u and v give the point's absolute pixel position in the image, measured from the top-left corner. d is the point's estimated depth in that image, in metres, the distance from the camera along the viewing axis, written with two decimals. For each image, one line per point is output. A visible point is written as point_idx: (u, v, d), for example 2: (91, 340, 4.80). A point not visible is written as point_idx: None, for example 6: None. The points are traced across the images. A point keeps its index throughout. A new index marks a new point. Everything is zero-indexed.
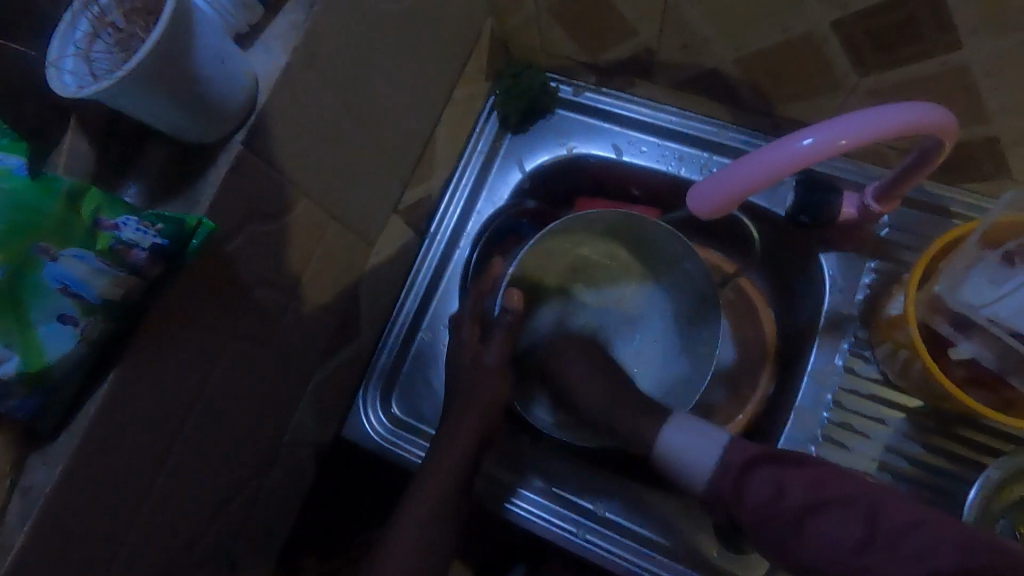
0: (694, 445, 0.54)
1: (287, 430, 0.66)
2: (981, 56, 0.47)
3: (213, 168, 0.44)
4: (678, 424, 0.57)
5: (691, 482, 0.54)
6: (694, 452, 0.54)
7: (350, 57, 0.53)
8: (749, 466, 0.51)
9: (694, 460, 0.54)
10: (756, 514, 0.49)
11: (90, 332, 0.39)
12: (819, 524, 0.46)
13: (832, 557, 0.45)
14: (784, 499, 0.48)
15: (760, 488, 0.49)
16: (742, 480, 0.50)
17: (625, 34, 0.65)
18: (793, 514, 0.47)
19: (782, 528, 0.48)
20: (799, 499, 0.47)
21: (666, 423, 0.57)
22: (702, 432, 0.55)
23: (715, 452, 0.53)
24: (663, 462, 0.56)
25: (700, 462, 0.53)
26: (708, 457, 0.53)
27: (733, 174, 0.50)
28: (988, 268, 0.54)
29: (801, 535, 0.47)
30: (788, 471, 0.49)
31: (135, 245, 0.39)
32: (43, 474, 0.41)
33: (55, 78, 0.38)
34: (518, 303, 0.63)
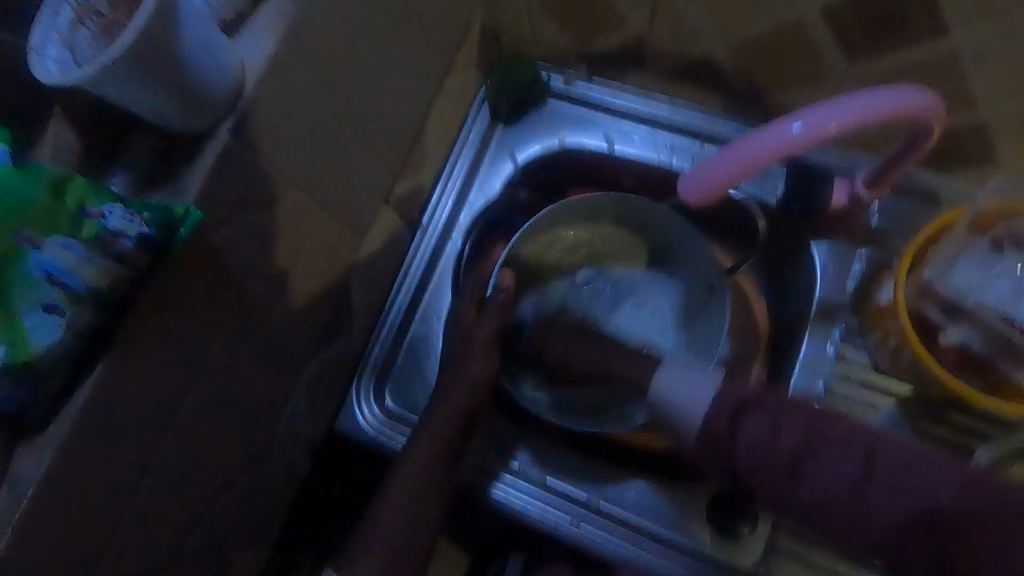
0: (687, 383, 0.46)
1: (280, 422, 0.66)
2: (968, 42, 0.47)
3: (201, 158, 0.44)
4: (672, 365, 0.48)
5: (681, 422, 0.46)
6: (686, 389, 0.46)
7: (341, 47, 0.53)
8: (739, 413, 0.45)
9: (686, 395, 0.46)
10: (755, 465, 0.44)
11: (76, 321, 0.39)
12: (815, 466, 0.42)
13: (824, 495, 0.42)
14: (773, 444, 0.43)
15: (757, 433, 0.44)
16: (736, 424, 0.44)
17: (616, 23, 0.65)
18: (788, 460, 0.42)
19: (769, 472, 0.43)
20: (789, 441, 0.43)
21: (658, 371, 0.49)
22: (692, 373, 0.47)
23: (706, 387, 0.46)
24: (660, 407, 0.48)
25: (687, 398, 0.46)
26: (700, 392, 0.46)
27: (724, 159, 0.50)
28: (977, 254, 0.55)
29: (797, 479, 0.42)
30: (775, 412, 0.44)
31: (121, 234, 0.39)
32: (29, 468, 0.40)
33: (39, 66, 0.37)
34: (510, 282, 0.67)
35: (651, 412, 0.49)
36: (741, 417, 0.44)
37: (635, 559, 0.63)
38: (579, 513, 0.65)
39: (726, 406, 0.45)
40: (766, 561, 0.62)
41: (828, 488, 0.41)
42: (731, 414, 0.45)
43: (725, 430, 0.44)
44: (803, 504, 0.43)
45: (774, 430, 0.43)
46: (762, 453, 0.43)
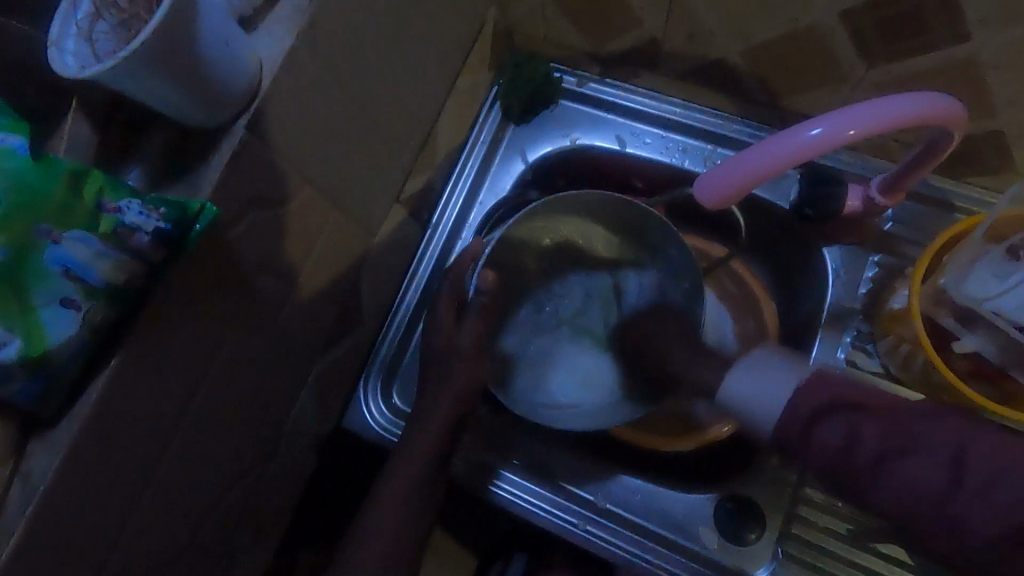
0: (765, 384, 0.45)
1: (288, 419, 0.66)
2: (989, 48, 0.47)
3: (215, 154, 0.44)
4: (744, 366, 0.47)
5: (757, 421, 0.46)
6: (763, 388, 0.45)
7: (354, 44, 0.53)
8: (819, 416, 0.43)
9: (765, 398, 0.45)
10: (838, 473, 0.43)
11: (92, 316, 0.39)
12: (897, 467, 0.41)
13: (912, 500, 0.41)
14: (856, 451, 0.42)
15: (834, 432, 0.43)
16: (812, 426, 0.43)
17: (630, 24, 0.65)
18: (869, 463, 0.42)
19: (857, 473, 0.42)
20: (872, 445, 0.42)
21: (730, 373, 0.48)
22: (772, 377, 0.45)
23: (791, 385, 0.45)
24: (728, 404, 0.48)
25: (769, 404, 0.45)
26: (780, 394, 0.45)
27: (741, 163, 0.49)
28: (992, 261, 0.54)
29: (875, 483, 0.42)
30: (862, 413, 0.43)
31: (137, 229, 0.39)
32: (42, 462, 0.40)
33: (57, 59, 0.37)
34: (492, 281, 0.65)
35: (718, 407, 0.49)
36: (821, 414, 0.43)
37: (644, 563, 0.63)
38: (586, 516, 0.64)
39: (803, 408, 0.44)
40: (773, 566, 0.62)
41: (903, 494, 0.41)
42: (810, 413, 0.43)
43: (799, 431, 0.43)
44: (883, 511, 0.43)
45: (856, 436, 0.42)
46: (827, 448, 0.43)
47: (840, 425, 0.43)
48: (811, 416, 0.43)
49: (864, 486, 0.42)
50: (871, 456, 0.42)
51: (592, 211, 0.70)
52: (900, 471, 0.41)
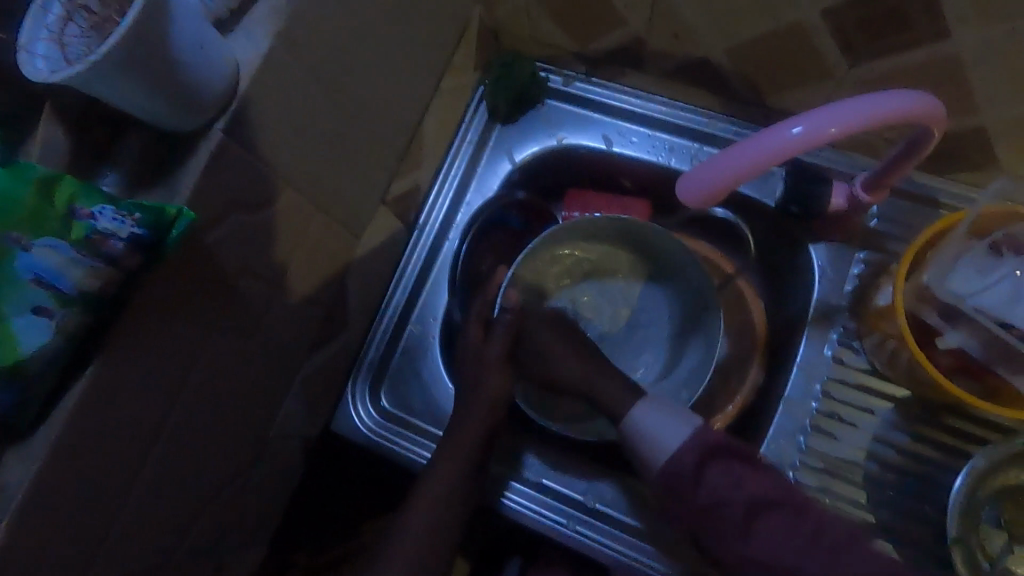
0: (659, 425, 0.55)
1: (275, 424, 0.66)
2: (970, 45, 0.47)
3: (193, 157, 0.43)
4: (644, 407, 0.57)
5: (653, 455, 0.55)
6: (661, 428, 0.55)
7: (335, 46, 0.52)
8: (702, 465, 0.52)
9: (658, 438, 0.55)
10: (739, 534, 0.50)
11: (66, 324, 0.38)
12: (763, 523, 0.49)
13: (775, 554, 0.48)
14: (728, 505, 0.51)
15: (717, 485, 0.51)
16: (700, 472, 0.52)
17: (614, 23, 0.64)
18: (738, 518, 0.50)
19: (730, 522, 0.51)
20: (745, 496, 0.50)
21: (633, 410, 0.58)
22: (665, 423, 0.55)
23: (677, 431, 0.55)
24: (631, 435, 0.57)
25: (660, 442, 0.54)
26: (674, 436, 0.54)
27: (725, 160, 0.49)
28: (975, 258, 0.55)
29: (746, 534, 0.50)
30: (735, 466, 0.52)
31: (111, 235, 0.38)
32: (18, 472, 0.40)
33: (27, 63, 0.37)
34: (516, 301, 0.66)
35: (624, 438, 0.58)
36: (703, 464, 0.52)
37: (633, 563, 0.62)
38: (575, 515, 0.65)
39: (689, 452, 0.53)
40: None
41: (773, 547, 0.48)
42: (695, 460, 0.53)
43: (689, 475, 0.52)
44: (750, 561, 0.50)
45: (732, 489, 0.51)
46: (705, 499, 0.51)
47: (719, 478, 0.52)
48: (699, 467, 0.52)
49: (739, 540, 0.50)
50: (741, 510, 0.50)
51: (614, 236, 0.73)
52: (761, 529, 0.49)
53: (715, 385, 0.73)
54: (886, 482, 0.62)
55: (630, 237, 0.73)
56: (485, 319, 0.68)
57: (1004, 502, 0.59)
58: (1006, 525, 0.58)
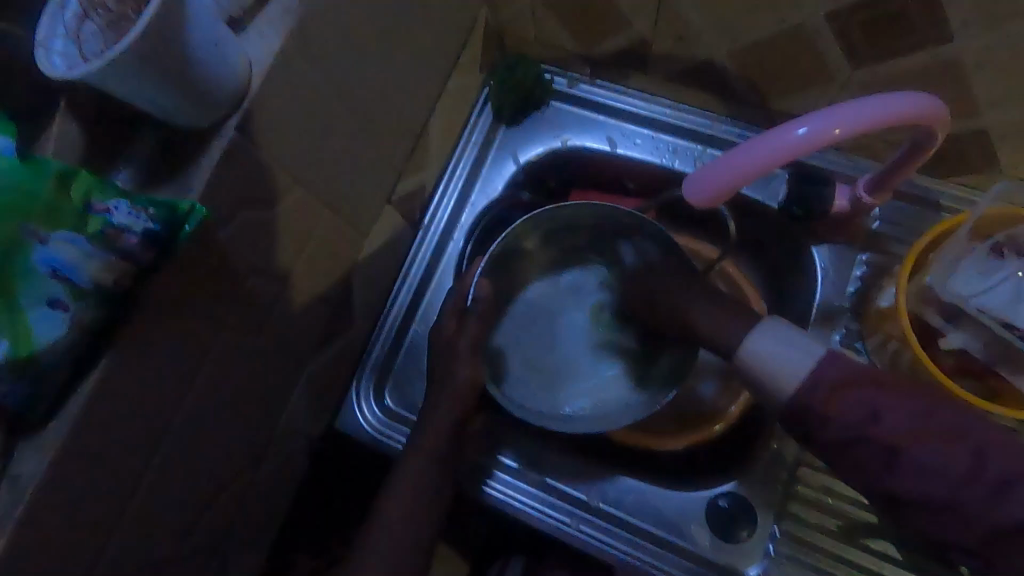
0: (785, 346, 0.49)
1: (280, 421, 0.66)
2: (973, 49, 0.48)
3: (206, 154, 0.44)
4: (772, 330, 0.50)
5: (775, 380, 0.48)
6: (784, 354, 0.48)
7: (345, 45, 0.53)
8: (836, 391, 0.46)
9: (788, 358, 0.48)
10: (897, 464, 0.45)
11: (80, 318, 0.39)
12: (917, 454, 0.44)
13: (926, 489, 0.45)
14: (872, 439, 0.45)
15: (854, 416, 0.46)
16: (832, 401, 0.46)
17: (620, 25, 0.65)
18: (885, 445, 0.45)
19: (872, 455, 0.46)
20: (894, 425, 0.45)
21: (752, 330, 0.51)
22: (795, 339, 0.49)
23: (810, 358, 0.47)
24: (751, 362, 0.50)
25: (790, 364, 0.48)
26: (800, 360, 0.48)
27: (729, 163, 0.49)
28: (977, 260, 0.56)
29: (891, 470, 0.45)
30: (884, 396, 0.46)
31: (126, 229, 0.38)
32: (30, 465, 0.40)
33: (45, 61, 0.37)
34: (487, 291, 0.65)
35: (733, 367, 0.52)
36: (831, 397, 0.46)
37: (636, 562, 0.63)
38: (580, 515, 0.65)
39: (824, 378, 0.47)
40: (765, 564, 0.62)
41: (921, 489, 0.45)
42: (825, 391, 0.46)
43: (821, 413, 0.46)
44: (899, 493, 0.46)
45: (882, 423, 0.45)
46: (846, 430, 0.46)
47: (859, 406, 0.46)
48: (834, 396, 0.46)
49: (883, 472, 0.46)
50: (886, 442, 0.45)
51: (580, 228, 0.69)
52: (909, 462, 0.45)
53: (719, 385, 0.73)
54: None
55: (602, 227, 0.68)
56: (460, 309, 0.66)
57: None
58: None
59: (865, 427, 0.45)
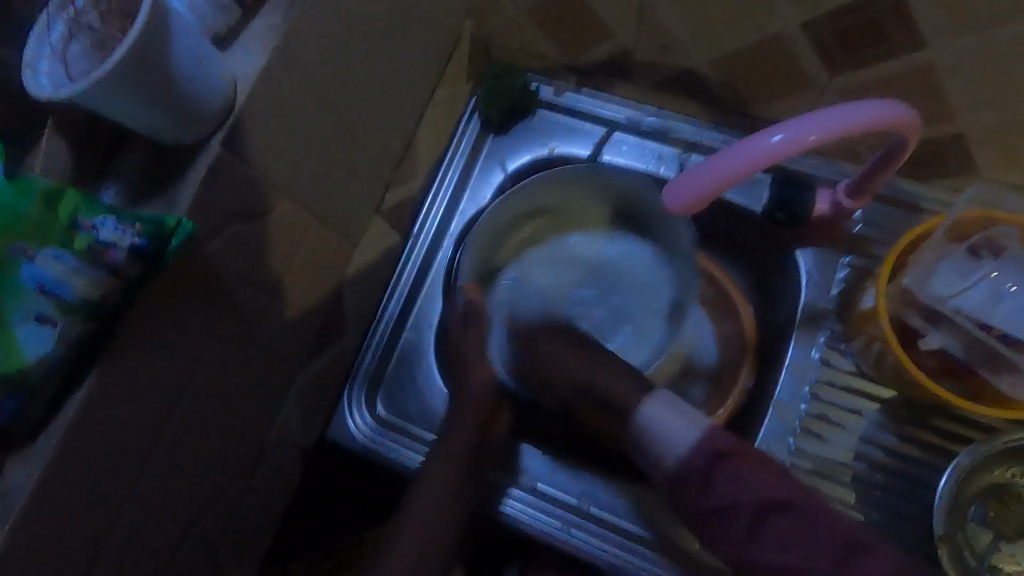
0: (674, 420, 0.54)
1: (271, 431, 0.66)
2: (945, 56, 0.49)
3: (194, 169, 0.44)
4: (661, 401, 0.56)
5: (659, 453, 0.54)
6: (671, 426, 0.54)
7: (330, 60, 0.54)
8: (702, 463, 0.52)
9: (674, 433, 0.54)
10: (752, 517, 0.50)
11: (67, 332, 0.39)
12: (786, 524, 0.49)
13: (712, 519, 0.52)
14: (742, 505, 0.50)
15: (728, 487, 0.51)
16: (710, 471, 0.52)
17: (602, 35, 0.66)
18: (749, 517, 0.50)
19: (742, 523, 0.50)
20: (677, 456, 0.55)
21: (648, 396, 0.57)
22: (680, 416, 0.55)
23: (690, 434, 0.53)
24: (642, 434, 0.56)
25: (676, 437, 0.53)
26: (682, 435, 0.53)
27: (710, 166, 0.50)
28: (955, 262, 0.57)
29: (757, 539, 0.50)
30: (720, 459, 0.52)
31: (112, 245, 0.39)
32: (20, 478, 0.40)
33: (31, 80, 0.38)
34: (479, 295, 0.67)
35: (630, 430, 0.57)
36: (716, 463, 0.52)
37: (627, 564, 0.63)
38: (570, 518, 0.65)
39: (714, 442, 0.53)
40: None
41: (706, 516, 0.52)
42: (708, 458, 0.52)
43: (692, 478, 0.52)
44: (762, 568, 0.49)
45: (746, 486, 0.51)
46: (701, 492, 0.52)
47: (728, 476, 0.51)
48: (711, 465, 0.52)
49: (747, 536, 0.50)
50: (751, 509, 0.50)
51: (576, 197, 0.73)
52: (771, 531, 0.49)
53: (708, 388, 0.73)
54: (874, 481, 0.63)
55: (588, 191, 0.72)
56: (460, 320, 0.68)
57: (990, 500, 0.59)
58: (993, 522, 0.59)
59: (733, 496, 0.51)
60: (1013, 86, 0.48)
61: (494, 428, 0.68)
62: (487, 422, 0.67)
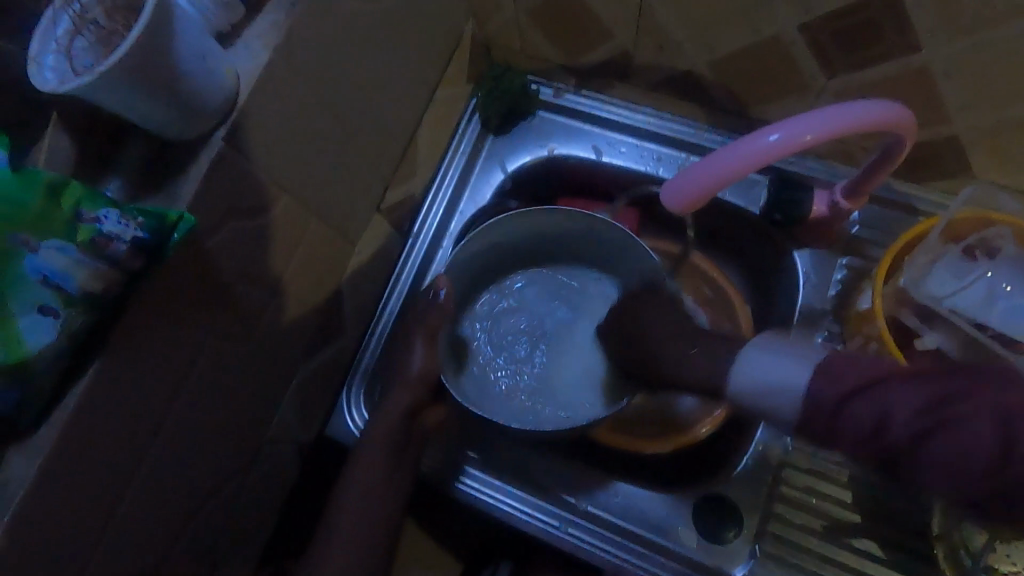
0: (777, 364, 0.45)
1: (269, 427, 0.67)
2: (940, 57, 0.49)
3: (195, 164, 0.45)
4: (755, 346, 0.48)
5: (777, 403, 0.44)
6: (774, 371, 0.45)
7: (331, 60, 0.54)
8: (845, 398, 0.41)
9: (778, 383, 0.45)
10: (865, 449, 0.40)
11: (71, 324, 0.39)
12: (937, 446, 0.38)
13: (962, 477, 0.37)
14: (890, 422, 0.39)
15: (867, 409, 0.40)
16: (839, 412, 0.41)
17: (602, 36, 0.67)
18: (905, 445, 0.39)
19: (944, 448, 0.37)
20: (905, 425, 0.39)
21: (738, 354, 0.49)
22: (781, 359, 0.46)
23: (801, 366, 0.44)
24: (746, 397, 0.47)
25: (788, 380, 0.44)
26: (788, 373, 0.44)
27: (707, 167, 0.51)
28: (950, 262, 0.58)
29: (939, 448, 0.38)
30: (887, 386, 0.40)
31: (115, 238, 0.40)
32: (21, 468, 0.41)
33: (36, 74, 0.38)
34: (446, 285, 0.64)
35: (731, 401, 0.49)
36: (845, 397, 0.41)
37: (624, 563, 0.63)
38: (567, 517, 0.65)
39: (823, 402, 0.42)
40: (750, 564, 0.63)
41: (956, 466, 0.37)
42: (838, 395, 0.42)
43: (822, 429, 0.42)
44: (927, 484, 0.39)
45: (888, 413, 0.39)
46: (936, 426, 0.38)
47: (861, 415, 0.40)
48: (842, 402, 0.41)
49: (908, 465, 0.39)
50: (909, 437, 0.38)
51: (546, 224, 0.69)
52: (929, 453, 0.38)
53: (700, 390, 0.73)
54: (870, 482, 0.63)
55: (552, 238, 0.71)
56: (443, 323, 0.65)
57: None
58: None
59: (914, 425, 0.38)
60: (1005, 88, 0.49)
61: (426, 421, 0.65)
62: (416, 412, 0.64)
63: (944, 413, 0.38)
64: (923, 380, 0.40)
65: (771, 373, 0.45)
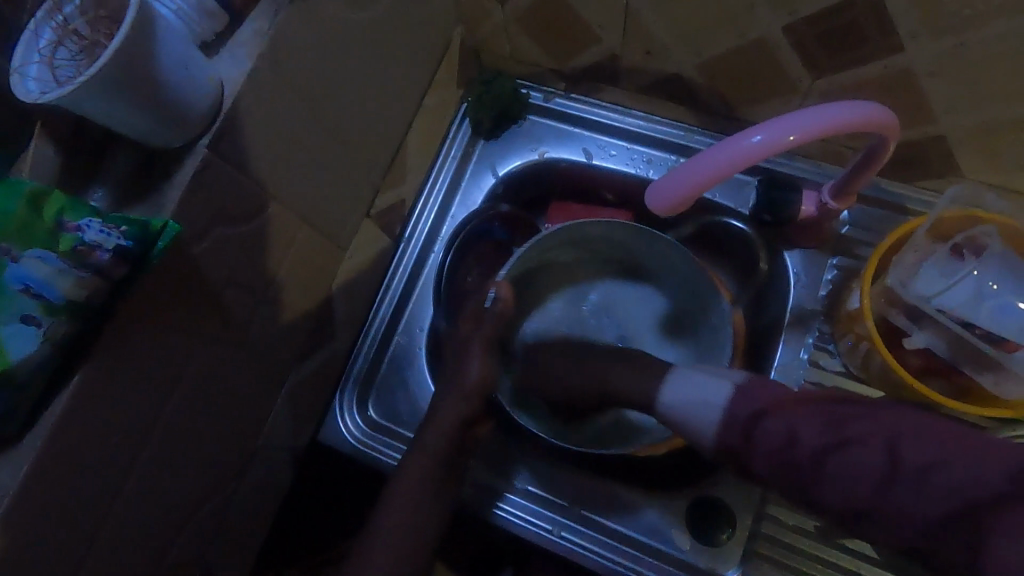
0: (701, 385, 0.53)
1: (261, 434, 0.67)
2: (922, 58, 0.49)
3: (179, 172, 0.45)
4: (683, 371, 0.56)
5: (700, 424, 0.52)
6: (697, 392, 0.53)
7: (318, 67, 0.54)
8: (756, 416, 0.49)
9: (702, 402, 0.52)
10: (774, 462, 0.47)
11: (54, 332, 0.39)
12: (843, 461, 0.44)
13: (850, 492, 0.43)
14: (799, 439, 0.46)
15: (776, 428, 0.47)
16: (752, 428, 0.48)
17: (589, 40, 0.67)
18: (811, 457, 0.45)
19: (843, 462, 0.44)
20: (812, 442, 0.45)
21: (669, 376, 0.57)
22: (706, 383, 0.53)
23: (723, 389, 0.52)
24: (672, 417, 0.55)
25: (709, 399, 0.52)
26: (711, 395, 0.52)
27: (688, 168, 0.51)
28: (937, 260, 0.58)
29: (828, 462, 0.44)
30: (800, 413, 0.47)
31: (98, 246, 0.40)
32: (6, 474, 0.40)
33: (19, 85, 0.38)
34: (508, 292, 0.64)
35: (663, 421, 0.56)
36: (760, 414, 0.48)
37: (620, 567, 0.63)
38: (562, 522, 0.65)
39: (738, 418, 0.49)
40: (744, 566, 0.63)
41: (851, 481, 0.43)
42: (751, 412, 0.49)
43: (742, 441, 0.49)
44: (830, 503, 0.44)
45: (795, 431, 0.46)
46: (835, 443, 0.44)
47: (777, 430, 0.47)
48: (755, 419, 0.48)
49: (810, 478, 0.45)
50: (813, 449, 0.45)
51: (599, 228, 0.71)
52: (834, 466, 0.44)
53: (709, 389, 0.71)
54: None
55: (602, 243, 0.73)
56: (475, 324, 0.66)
57: None
58: None
59: (820, 441, 0.45)
60: (988, 87, 0.49)
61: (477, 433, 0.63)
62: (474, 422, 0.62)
63: (844, 437, 0.44)
64: (830, 407, 0.47)
65: (698, 398, 0.53)
